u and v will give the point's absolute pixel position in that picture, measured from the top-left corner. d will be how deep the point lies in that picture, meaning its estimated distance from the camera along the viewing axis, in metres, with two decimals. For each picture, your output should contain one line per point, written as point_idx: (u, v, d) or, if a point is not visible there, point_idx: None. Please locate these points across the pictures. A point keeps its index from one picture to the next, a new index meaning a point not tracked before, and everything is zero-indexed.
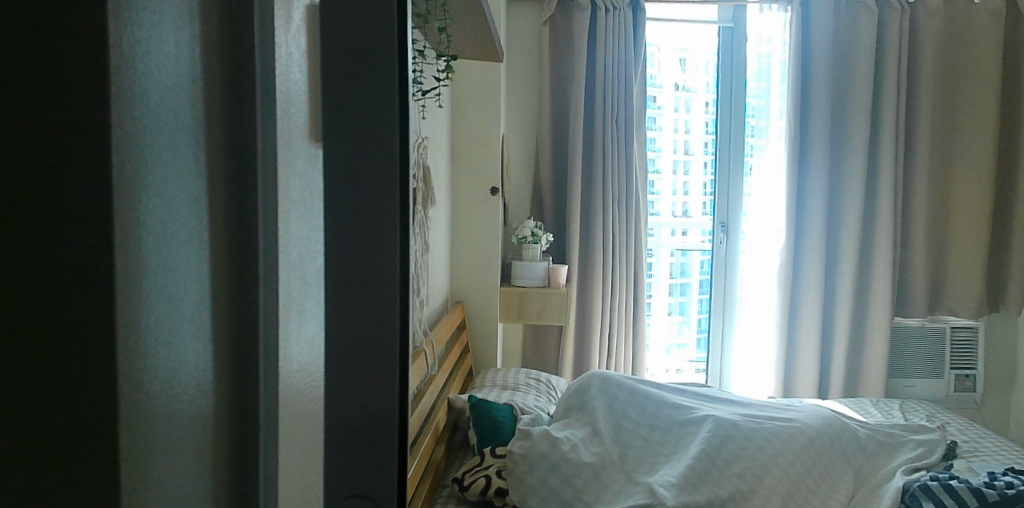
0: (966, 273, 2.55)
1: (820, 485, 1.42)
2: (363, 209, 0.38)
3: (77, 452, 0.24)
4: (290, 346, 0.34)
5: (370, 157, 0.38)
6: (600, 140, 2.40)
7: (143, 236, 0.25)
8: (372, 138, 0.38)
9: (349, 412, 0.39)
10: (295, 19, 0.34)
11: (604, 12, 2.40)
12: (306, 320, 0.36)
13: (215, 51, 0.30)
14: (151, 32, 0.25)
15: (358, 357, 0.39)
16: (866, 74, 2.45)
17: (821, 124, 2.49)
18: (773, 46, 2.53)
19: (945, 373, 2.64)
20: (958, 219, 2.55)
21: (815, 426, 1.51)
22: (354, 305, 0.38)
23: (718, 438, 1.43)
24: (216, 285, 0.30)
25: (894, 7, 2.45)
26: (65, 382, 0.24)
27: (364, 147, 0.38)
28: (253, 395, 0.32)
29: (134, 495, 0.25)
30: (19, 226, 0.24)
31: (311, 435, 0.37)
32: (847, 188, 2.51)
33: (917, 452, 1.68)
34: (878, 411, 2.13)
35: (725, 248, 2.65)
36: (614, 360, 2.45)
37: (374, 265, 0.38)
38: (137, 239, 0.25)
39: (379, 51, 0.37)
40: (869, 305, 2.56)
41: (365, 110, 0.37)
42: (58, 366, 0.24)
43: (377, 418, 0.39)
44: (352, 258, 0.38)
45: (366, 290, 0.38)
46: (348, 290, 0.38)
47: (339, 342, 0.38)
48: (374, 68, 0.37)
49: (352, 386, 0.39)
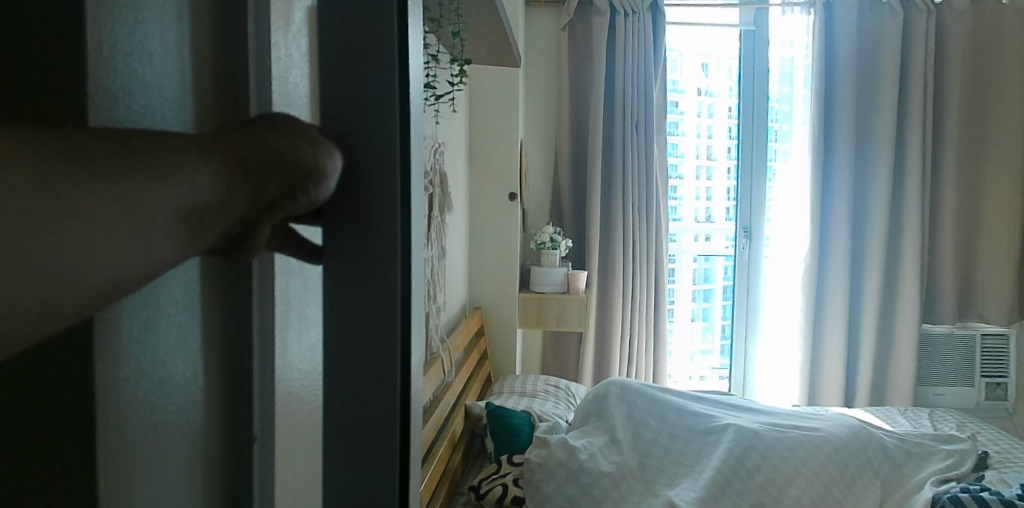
0: (998, 279, 2.48)
1: (846, 495, 1.39)
2: (358, 213, 0.36)
3: (76, 404, 0.25)
4: (290, 357, 0.37)
5: (375, 154, 0.36)
6: (620, 145, 2.37)
7: (253, 154, 0.29)
8: (376, 140, 0.36)
9: (347, 427, 0.37)
10: (296, 19, 0.38)
11: (622, 16, 2.38)
12: (306, 326, 0.39)
13: (209, 88, 0.33)
14: (136, 65, 0.28)
15: (361, 368, 0.37)
16: (892, 75, 2.39)
17: (846, 127, 2.43)
18: (796, 51, 2.49)
19: (976, 382, 2.57)
20: (991, 221, 2.47)
21: (840, 435, 1.47)
22: (353, 307, 0.36)
23: (740, 448, 1.40)
24: (206, 314, 0.32)
25: (921, 7, 2.40)
26: (251, 161, 0.29)
27: (366, 151, 0.36)
28: (249, 406, 0.35)
29: (112, 487, 0.27)
30: (100, 153, 0.23)
31: (301, 445, 0.39)
32: (873, 191, 2.46)
33: (947, 462, 1.64)
34: (907, 419, 2.07)
35: (748, 253, 2.60)
36: (635, 366, 2.41)
37: (366, 263, 0.36)
38: (255, 153, 0.29)
39: (381, 50, 0.36)
40: (897, 312, 2.49)
41: (368, 118, 0.36)
42: (241, 159, 0.28)
43: (376, 439, 0.37)
44: (352, 263, 0.36)
45: (363, 293, 0.36)
46: (351, 296, 0.36)
47: (338, 348, 0.37)
48: (373, 72, 0.36)
49: (355, 395, 0.37)
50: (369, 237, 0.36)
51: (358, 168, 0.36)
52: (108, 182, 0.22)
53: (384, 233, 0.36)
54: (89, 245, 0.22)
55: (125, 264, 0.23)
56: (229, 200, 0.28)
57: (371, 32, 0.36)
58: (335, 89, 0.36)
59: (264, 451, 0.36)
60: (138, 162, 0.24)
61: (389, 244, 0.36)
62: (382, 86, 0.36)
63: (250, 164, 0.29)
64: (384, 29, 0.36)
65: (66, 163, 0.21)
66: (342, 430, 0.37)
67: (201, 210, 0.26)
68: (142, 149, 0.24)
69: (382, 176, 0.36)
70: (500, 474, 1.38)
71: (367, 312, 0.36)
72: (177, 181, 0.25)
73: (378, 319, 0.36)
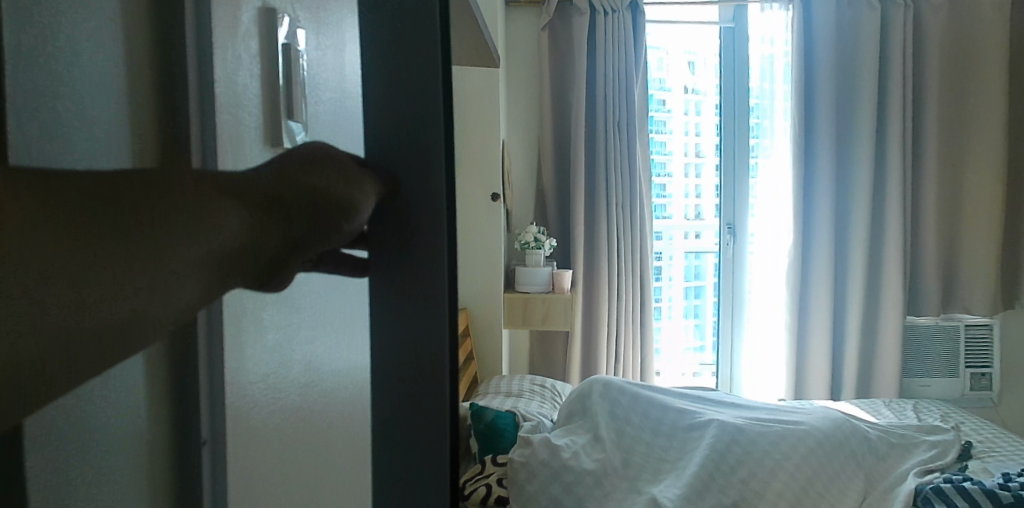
0: (981, 270, 2.50)
1: (829, 488, 1.40)
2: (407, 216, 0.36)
3: None
4: (244, 358, 0.29)
5: (413, 154, 0.36)
6: (602, 144, 2.38)
7: (278, 196, 0.29)
8: (418, 136, 0.36)
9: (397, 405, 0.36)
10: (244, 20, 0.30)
11: (603, 15, 2.39)
12: (263, 327, 0.30)
13: None
14: None
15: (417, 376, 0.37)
16: (871, 71, 2.41)
17: (827, 122, 2.45)
18: (776, 47, 2.50)
19: (960, 372, 2.59)
20: (972, 213, 2.49)
21: (823, 428, 1.49)
22: (401, 297, 0.36)
23: (723, 443, 1.41)
24: None
25: (898, 3, 2.43)
26: (276, 204, 0.29)
27: (405, 165, 0.36)
28: (194, 420, 0.25)
29: None
30: (130, 191, 0.20)
31: (282, 454, 0.33)
32: (855, 185, 2.47)
33: (930, 453, 1.65)
34: (892, 412, 2.08)
35: (733, 249, 2.62)
36: (622, 363, 2.42)
37: (411, 261, 0.36)
38: (280, 195, 0.29)
39: (424, 39, 0.36)
40: (880, 305, 2.51)
41: (408, 121, 0.36)
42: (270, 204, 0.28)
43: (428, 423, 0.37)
44: (402, 278, 0.36)
45: (413, 286, 0.37)
46: (401, 296, 0.36)
47: (392, 362, 0.36)
48: (417, 64, 0.36)
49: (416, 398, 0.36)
50: (412, 238, 0.36)
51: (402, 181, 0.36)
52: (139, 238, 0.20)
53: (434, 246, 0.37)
54: (117, 299, 0.19)
55: (156, 317, 0.21)
56: (249, 238, 0.27)
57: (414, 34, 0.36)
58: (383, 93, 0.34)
59: (216, 454, 0.27)
60: (181, 209, 0.22)
61: (431, 252, 0.37)
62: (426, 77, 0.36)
63: (275, 208, 0.29)
64: (429, 25, 0.37)
65: (92, 221, 0.18)
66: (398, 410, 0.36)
67: (224, 251, 0.25)
68: (187, 191, 0.22)
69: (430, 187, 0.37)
70: (483, 474, 1.36)
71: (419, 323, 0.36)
72: (211, 236, 0.24)
73: (429, 328, 0.36)
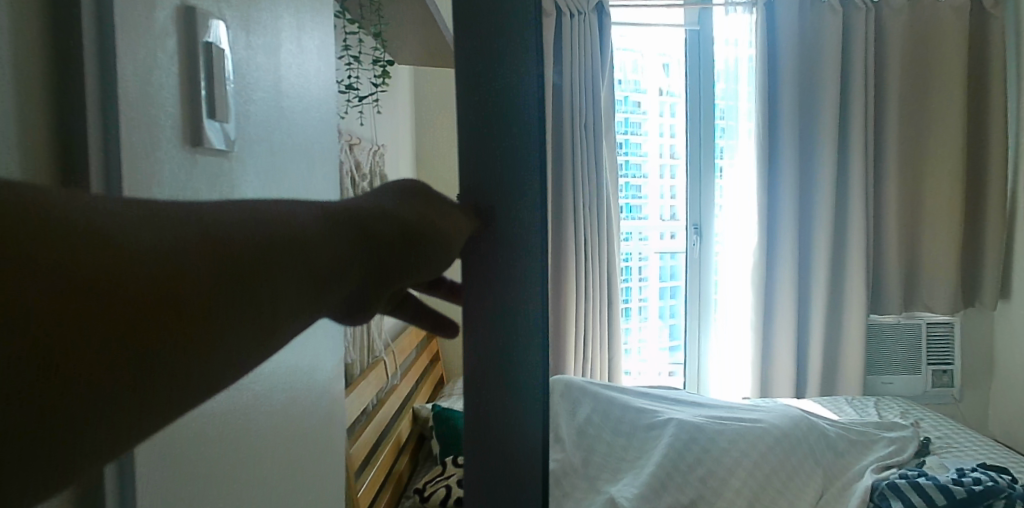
0: (942, 270, 2.55)
1: (786, 486, 1.41)
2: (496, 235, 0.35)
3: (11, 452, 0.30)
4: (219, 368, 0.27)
5: (499, 159, 0.34)
6: (569, 146, 2.39)
7: (332, 240, 0.36)
8: (502, 143, 0.34)
9: (479, 429, 0.35)
10: None
11: (569, 17, 2.40)
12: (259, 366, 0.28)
13: None
14: None
15: (506, 391, 0.34)
16: (833, 77, 2.45)
17: (790, 125, 2.48)
18: (740, 48, 2.53)
19: (922, 369, 2.64)
20: (933, 213, 2.54)
21: (780, 426, 1.51)
22: (484, 317, 0.34)
23: (681, 442, 1.42)
24: None
25: (859, 7, 2.47)
26: (327, 245, 0.35)
27: (491, 181, 0.34)
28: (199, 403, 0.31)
29: None
30: (144, 261, 0.28)
31: None
32: (819, 185, 2.51)
33: (888, 449, 1.68)
34: (853, 409, 2.12)
35: (699, 249, 2.65)
36: (590, 364, 2.42)
37: (503, 276, 0.35)
38: (338, 237, 0.36)
39: (507, 38, 0.34)
40: (845, 305, 2.55)
41: (492, 130, 0.34)
42: (319, 248, 0.35)
43: (503, 455, 0.35)
44: (485, 302, 0.35)
45: (493, 305, 0.35)
46: (482, 321, 0.34)
47: (472, 382, 0.35)
48: (500, 63, 0.34)
49: (496, 411, 0.34)
50: (500, 253, 0.35)
51: (492, 208, 0.35)
52: (124, 298, 0.27)
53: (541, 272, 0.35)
54: (152, 337, 0.28)
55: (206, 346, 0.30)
56: (295, 267, 0.34)
57: (507, 54, 0.34)
58: (471, 113, 0.34)
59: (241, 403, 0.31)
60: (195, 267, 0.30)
61: (516, 271, 0.35)
62: (511, 83, 0.34)
63: (326, 248, 0.35)
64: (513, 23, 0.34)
65: (110, 286, 0.26)
66: (479, 437, 0.35)
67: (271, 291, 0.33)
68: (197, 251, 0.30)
69: (512, 212, 0.35)
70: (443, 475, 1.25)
71: (504, 348, 0.34)
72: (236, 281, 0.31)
73: (510, 354, 0.34)
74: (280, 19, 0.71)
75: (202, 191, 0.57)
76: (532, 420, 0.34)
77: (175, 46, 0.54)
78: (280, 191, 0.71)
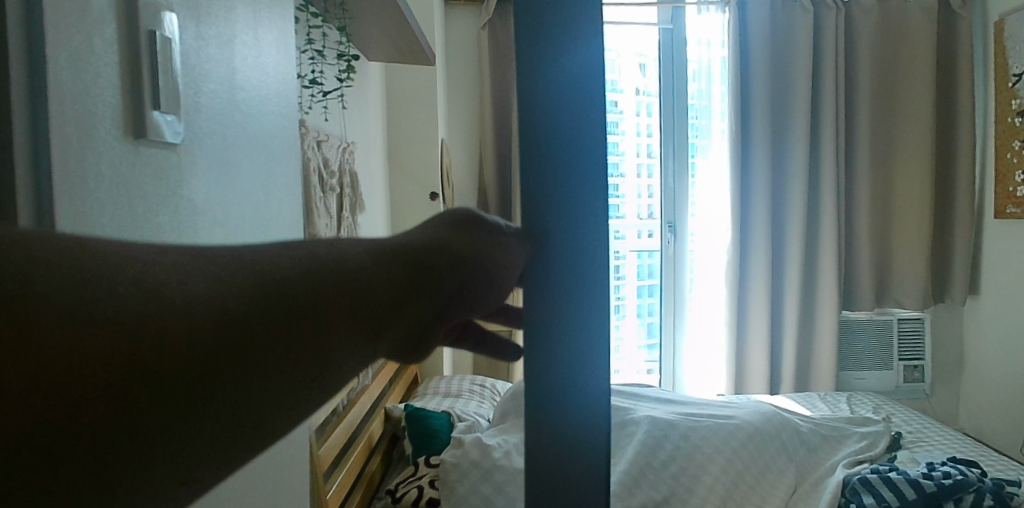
0: (913, 266, 2.59)
1: (757, 483, 1.42)
2: (561, 248, 0.33)
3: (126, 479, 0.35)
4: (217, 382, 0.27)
5: (567, 166, 0.33)
6: None
7: (386, 280, 0.39)
8: (572, 149, 0.33)
9: (541, 437, 0.35)
10: None
11: None
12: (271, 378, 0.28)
13: None
14: None
15: (552, 400, 0.34)
16: (804, 79, 2.49)
17: (762, 124, 2.52)
18: (712, 49, 2.56)
19: (894, 365, 2.68)
20: (902, 213, 2.58)
21: (753, 422, 1.52)
22: (548, 332, 0.33)
23: (653, 439, 1.42)
24: None
25: (829, 7, 2.51)
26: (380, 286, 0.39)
27: (558, 192, 0.33)
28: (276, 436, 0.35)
29: None
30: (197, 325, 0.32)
31: None
32: (791, 181, 2.54)
33: (861, 444, 1.70)
34: (826, 404, 2.14)
35: (674, 246, 2.58)
36: None
37: (568, 290, 0.33)
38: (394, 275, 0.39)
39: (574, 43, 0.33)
40: (818, 303, 2.58)
41: (561, 138, 0.33)
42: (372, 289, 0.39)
43: (567, 462, 0.35)
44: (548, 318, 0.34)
45: (558, 319, 0.33)
46: (547, 336, 0.34)
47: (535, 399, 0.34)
48: (568, 67, 0.33)
49: (556, 415, 0.34)
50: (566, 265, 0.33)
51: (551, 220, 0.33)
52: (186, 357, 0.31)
53: (592, 261, 0.34)
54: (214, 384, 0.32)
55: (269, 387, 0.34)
56: (350, 307, 0.38)
57: (575, 61, 0.33)
58: (534, 123, 0.33)
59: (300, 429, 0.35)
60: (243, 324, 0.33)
61: (582, 284, 0.33)
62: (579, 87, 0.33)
63: (379, 286, 0.39)
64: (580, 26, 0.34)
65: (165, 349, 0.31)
66: (544, 447, 0.35)
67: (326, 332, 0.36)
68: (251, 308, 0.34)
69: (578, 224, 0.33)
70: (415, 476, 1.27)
71: (561, 370, 0.34)
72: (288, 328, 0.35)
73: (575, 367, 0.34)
74: (235, 10, 0.69)
75: (145, 185, 0.55)
76: (591, 423, 0.35)
77: (114, 34, 0.52)
78: (231, 183, 0.69)
